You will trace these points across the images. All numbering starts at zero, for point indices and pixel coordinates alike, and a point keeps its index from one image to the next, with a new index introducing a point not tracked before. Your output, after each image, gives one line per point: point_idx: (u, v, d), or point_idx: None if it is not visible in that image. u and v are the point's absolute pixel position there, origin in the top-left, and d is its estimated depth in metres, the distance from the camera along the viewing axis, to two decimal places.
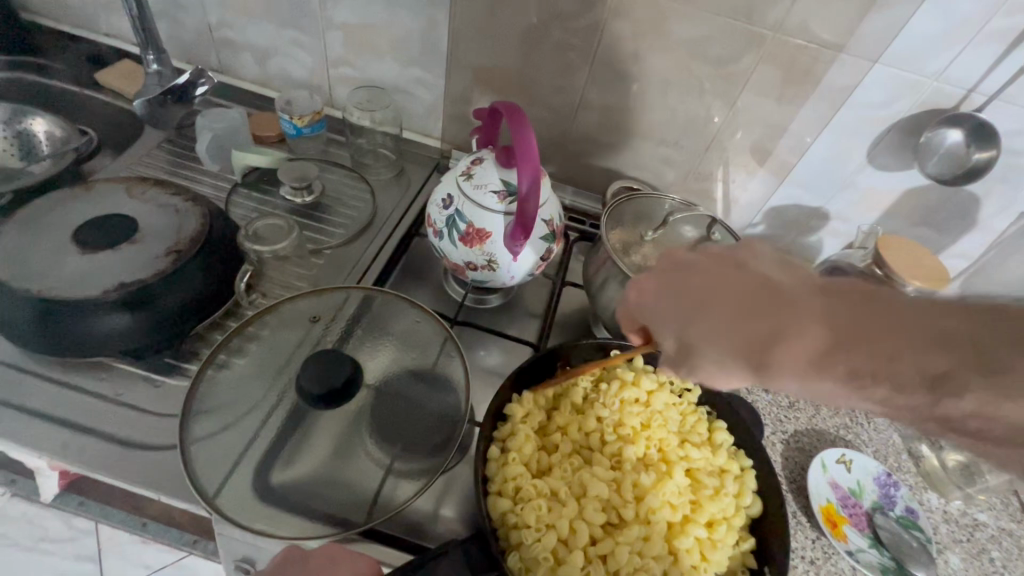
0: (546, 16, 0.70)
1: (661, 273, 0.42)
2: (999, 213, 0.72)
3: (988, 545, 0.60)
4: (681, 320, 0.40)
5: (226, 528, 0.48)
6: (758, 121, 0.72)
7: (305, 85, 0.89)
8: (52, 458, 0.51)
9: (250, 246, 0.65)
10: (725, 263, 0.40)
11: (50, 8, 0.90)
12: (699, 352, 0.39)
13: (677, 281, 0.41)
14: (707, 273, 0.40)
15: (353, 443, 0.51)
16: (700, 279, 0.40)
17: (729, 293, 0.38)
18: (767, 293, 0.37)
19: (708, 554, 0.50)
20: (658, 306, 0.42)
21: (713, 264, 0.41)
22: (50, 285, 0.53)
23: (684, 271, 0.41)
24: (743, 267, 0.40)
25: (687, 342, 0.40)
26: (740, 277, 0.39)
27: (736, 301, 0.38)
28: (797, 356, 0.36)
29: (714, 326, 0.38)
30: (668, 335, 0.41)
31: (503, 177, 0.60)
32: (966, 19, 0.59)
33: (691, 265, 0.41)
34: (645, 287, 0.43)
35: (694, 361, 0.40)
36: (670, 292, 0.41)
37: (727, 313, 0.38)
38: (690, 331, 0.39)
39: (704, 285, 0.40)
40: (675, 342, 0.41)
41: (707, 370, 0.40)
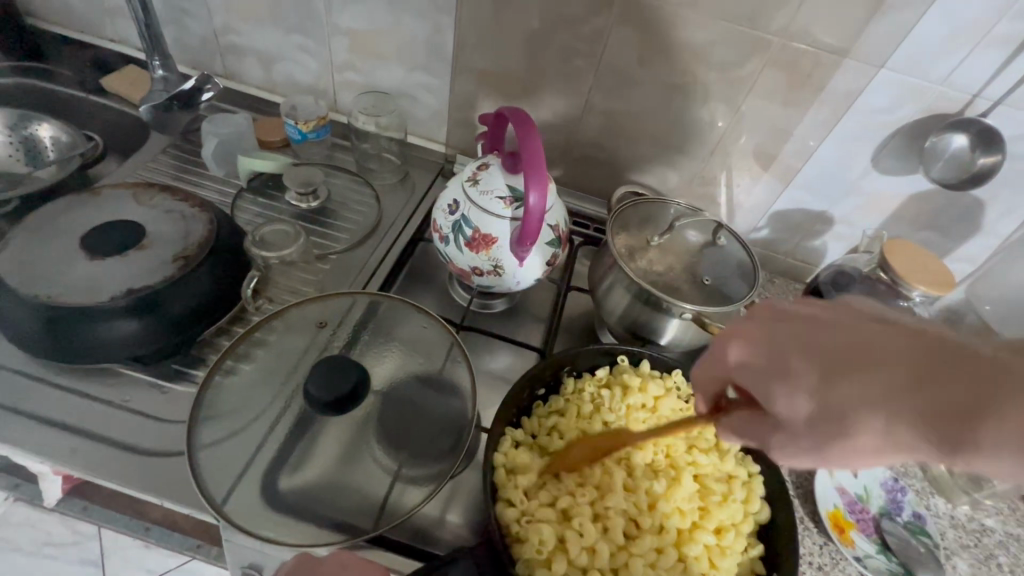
0: (551, 21, 0.70)
1: (782, 328, 0.41)
2: (1004, 217, 0.72)
3: (995, 550, 0.60)
4: (816, 379, 0.37)
5: (234, 535, 0.48)
6: (762, 124, 0.72)
7: (309, 91, 0.89)
8: (59, 465, 0.51)
9: (257, 252, 0.65)
10: (866, 322, 0.38)
11: (54, 14, 0.91)
12: (848, 417, 0.36)
13: (809, 336, 0.39)
14: (847, 329, 0.38)
15: (361, 449, 0.51)
16: (840, 334, 0.38)
17: (884, 354, 0.36)
18: (936, 353, 0.34)
19: (717, 561, 0.50)
20: (784, 360, 0.39)
21: (854, 320, 0.39)
22: (59, 291, 0.53)
23: (817, 326, 0.39)
24: (893, 325, 0.37)
25: (829, 407, 0.37)
26: (895, 335, 0.36)
27: (893, 359, 0.35)
28: (1002, 429, 0.31)
29: (872, 392, 0.35)
30: (804, 397, 0.38)
31: (509, 183, 0.60)
32: (972, 24, 0.59)
33: (820, 320, 0.40)
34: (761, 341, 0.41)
35: (842, 427, 0.36)
36: (801, 345, 0.39)
37: (879, 369, 0.35)
38: (836, 393, 0.36)
39: (842, 343, 0.37)
40: (813, 405, 0.37)
41: (864, 439, 0.36)
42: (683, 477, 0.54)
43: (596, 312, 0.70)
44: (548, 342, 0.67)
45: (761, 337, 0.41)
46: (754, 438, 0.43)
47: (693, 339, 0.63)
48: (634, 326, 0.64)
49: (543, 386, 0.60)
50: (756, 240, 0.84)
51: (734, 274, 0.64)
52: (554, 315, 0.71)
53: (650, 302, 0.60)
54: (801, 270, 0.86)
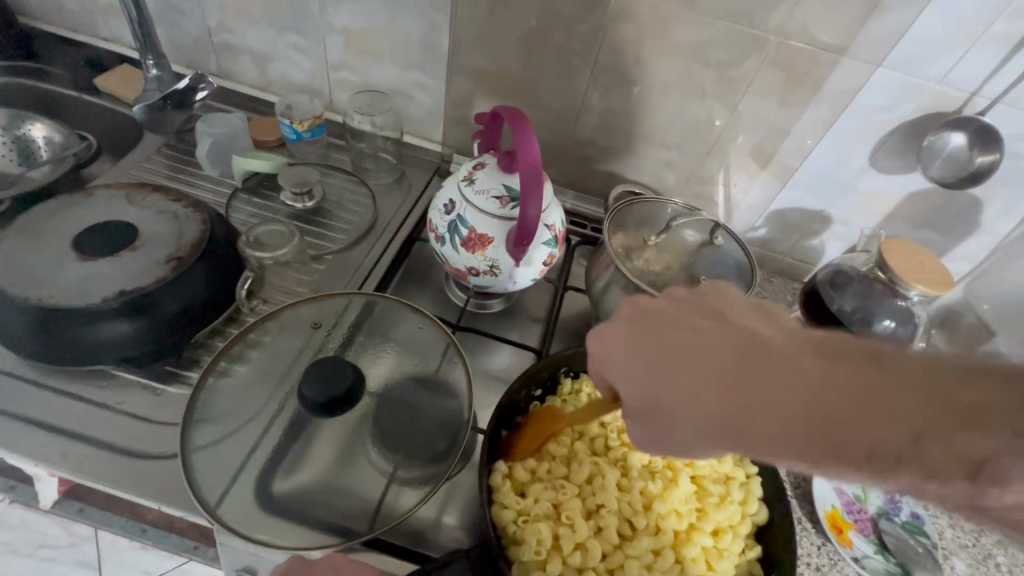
0: (547, 19, 0.69)
1: (634, 335, 0.40)
2: (1003, 216, 0.72)
3: (994, 550, 0.60)
4: (659, 387, 0.38)
5: (228, 538, 0.48)
6: (758, 123, 0.72)
7: (305, 90, 0.88)
8: (51, 468, 0.50)
9: (251, 253, 0.64)
10: (703, 321, 0.39)
11: (47, 12, 0.90)
12: (680, 420, 0.37)
13: (652, 343, 0.39)
14: (685, 333, 0.38)
15: (356, 451, 0.51)
16: (677, 338, 0.38)
17: (713, 356, 0.37)
18: (753, 357, 0.36)
19: (715, 564, 0.50)
20: (635, 368, 0.39)
21: (693, 321, 0.39)
22: (50, 293, 0.53)
23: (659, 327, 0.40)
24: (724, 327, 0.38)
25: (667, 412, 0.38)
26: (722, 338, 0.37)
27: (720, 368, 0.36)
28: (800, 431, 0.33)
29: (704, 398, 0.36)
30: (647, 403, 0.39)
31: (504, 182, 0.59)
32: (969, 23, 0.59)
33: (666, 318, 0.40)
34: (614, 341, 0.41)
35: (673, 431, 0.38)
36: (647, 351, 0.39)
37: (703, 369, 0.36)
38: (667, 396, 0.38)
39: (677, 345, 0.38)
40: (656, 410, 0.38)
41: (687, 439, 0.38)
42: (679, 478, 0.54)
43: (593, 312, 0.70)
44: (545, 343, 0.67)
45: (619, 342, 0.41)
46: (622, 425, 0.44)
47: None
48: None
49: (540, 388, 0.60)
50: (754, 239, 0.84)
51: (731, 274, 0.64)
52: (552, 315, 0.71)
53: None
54: (798, 269, 0.85)
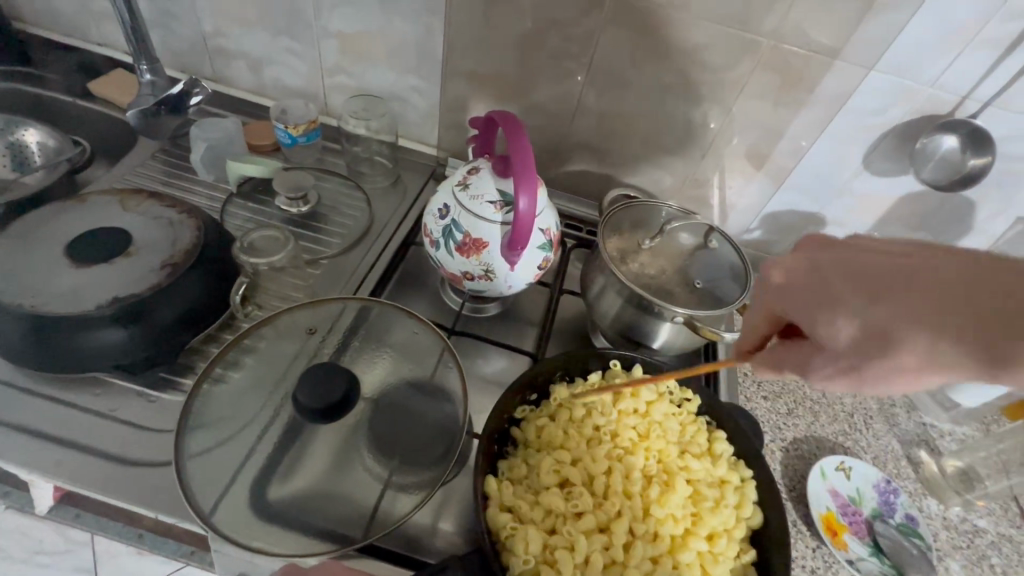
0: (543, 23, 0.70)
1: (824, 258, 0.42)
2: (995, 217, 0.73)
3: (987, 551, 0.60)
4: (865, 302, 0.39)
5: (222, 546, 0.47)
6: (753, 125, 0.72)
7: (300, 93, 0.88)
8: (44, 477, 0.50)
9: (245, 258, 0.64)
10: (909, 252, 0.40)
11: (41, 17, 0.90)
12: (895, 333, 0.37)
13: (851, 266, 0.41)
14: (893, 257, 0.40)
15: (351, 456, 0.51)
16: (882, 260, 0.40)
17: (931, 274, 0.38)
18: (982, 275, 0.36)
19: (710, 568, 0.50)
20: (834, 287, 0.40)
21: (898, 250, 0.41)
22: (43, 300, 0.52)
23: (860, 257, 0.41)
24: (938, 253, 0.39)
25: (877, 325, 0.38)
26: (942, 260, 0.38)
27: (944, 284, 0.37)
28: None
29: (928, 306, 0.37)
30: (853, 318, 0.39)
31: (499, 187, 0.59)
32: (962, 27, 0.59)
33: (867, 253, 0.41)
34: (798, 271, 0.43)
35: (889, 346, 0.37)
36: (848, 271, 0.41)
37: (922, 285, 0.37)
38: (882, 310, 0.38)
39: (882, 267, 0.40)
40: (863, 325, 0.38)
41: (907, 357, 0.37)
42: (674, 481, 0.54)
43: (588, 315, 0.70)
44: (540, 347, 0.67)
45: (808, 268, 0.43)
46: (785, 368, 0.43)
47: (684, 343, 0.63)
48: (627, 330, 0.63)
49: (534, 393, 0.60)
50: (748, 241, 0.85)
51: (726, 276, 0.64)
52: (547, 318, 0.70)
53: (642, 306, 0.61)
54: None
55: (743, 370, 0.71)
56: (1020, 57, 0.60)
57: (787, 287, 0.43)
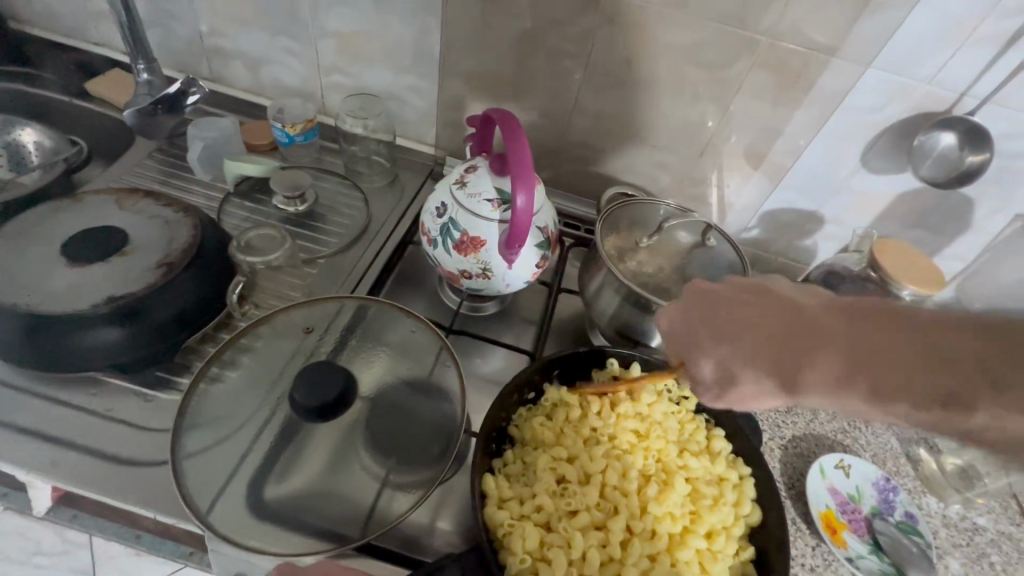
0: (539, 22, 0.69)
1: (689, 304, 0.48)
2: (993, 214, 0.72)
3: (987, 548, 0.60)
4: (713, 345, 0.45)
5: (218, 545, 0.47)
6: (751, 124, 0.72)
7: (298, 93, 0.88)
8: (40, 476, 0.50)
9: (242, 257, 0.64)
10: (749, 295, 0.46)
11: (38, 17, 0.90)
12: (734, 372, 0.44)
13: (706, 312, 0.46)
14: (733, 303, 0.45)
15: (348, 455, 0.51)
16: (726, 304, 0.46)
17: (757, 319, 0.44)
18: (788, 322, 0.43)
19: (708, 566, 0.50)
20: (695, 332, 0.46)
21: (737, 292, 0.46)
22: (38, 299, 0.52)
23: (713, 301, 0.47)
24: (765, 296, 0.45)
25: (723, 366, 0.44)
26: (762, 306, 0.44)
27: (761, 326, 0.43)
28: (818, 373, 0.40)
29: (748, 347, 0.43)
30: (708, 361, 0.45)
31: (496, 185, 0.59)
32: (958, 24, 0.59)
33: (720, 296, 0.46)
34: (674, 316, 0.48)
35: (733, 383, 0.44)
36: (702, 318, 0.46)
37: (747, 330, 0.44)
38: (723, 352, 0.44)
39: (725, 312, 0.45)
40: (713, 366, 0.44)
41: (747, 388, 0.44)
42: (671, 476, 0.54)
43: (586, 314, 0.70)
44: (538, 345, 0.67)
45: (682, 313, 0.48)
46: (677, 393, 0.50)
47: None
48: (625, 328, 0.63)
49: (533, 391, 0.59)
50: (747, 239, 0.84)
51: (724, 274, 0.64)
52: (545, 317, 0.70)
53: (640, 304, 0.60)
54: (793, 270, 0.86)
55: None
56: (1017, 54, 0.60)
57: (668, 330, 0.49)
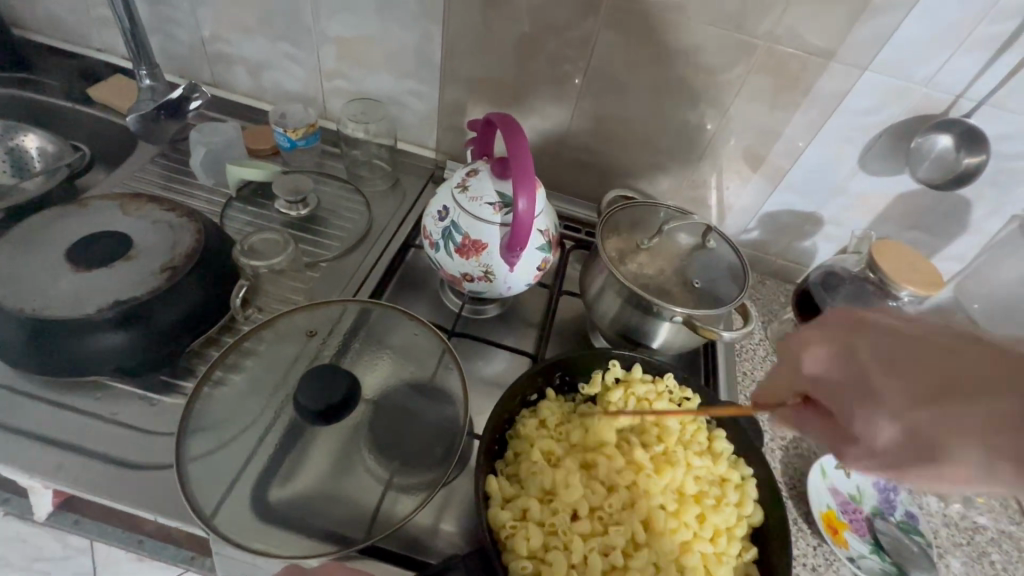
0: (539, 27, 0.70)
1: (860, 340, 0.39)
2: (990, 216, 0.73)
3: (988, 548, 0.60)
4: (905, 404, 0.35)
5: (223, 547, 0.47)
6: (750, 127, 0.73)
7: (299, 98, 0.89)
8: (44, 479, 0.50)
9: (246, 261, 0.63)
10: (968, 346, 0.35)
11: (40, 23, 0.90)
12: (939, 444, 0.34)
13: (893, 359, 0.37)
14: (936, 350, 0.36)
15: (352, 457, 0.51)
16: (926, 356, 0.36)
17: (986, 381, 0.33)
18: None
19: (713, 568, 0.50)
20: (874, 383, 0.37)
21: (940, 337, 0.36)
22: (44, 304, 0.52)
23: (899, 345, 0.37)
24: (989, 347, 0.35)
25: (918, 433, 0.34)
26: (984, 358, 0.34)
27: (992, 394, 0.33)
28: None
29: (971, 418, 0.33)
30: (891, 423, 0.36)
31: (498, 189, 0.59)
32: (955, 27, 0.60)
33: (917, 341, 0.37)
34: (838, 357, 0.39)
35: (932, 457, 0.34)
36: (887, 365, 0.37)
37: (969, 395, 0.33)
38: (923, 417, 0.34)
39: (927, 365, 0.35)
40: (898, 431, 0.35)
41: (953, 468, 0.34)
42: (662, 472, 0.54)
43: (587, 316, 0.70)
44: (539, 347, 0.67)
45: (850, 355, 0.39)
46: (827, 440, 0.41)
47: (682, 342, 0.63)
48: (626, 330, 0.64)
49: (534, 393, 0.60)
50: (747, 241, 0.85)
51: (724, 276, 0.64)
52: (546, 320, 0.70)
53: (641, 306, 0.61)
54: (791, 271, 0.86)
55: (743, 369, 0.72)
56: (1012, 57, 0.61)
57: (815, 370, 0.40)
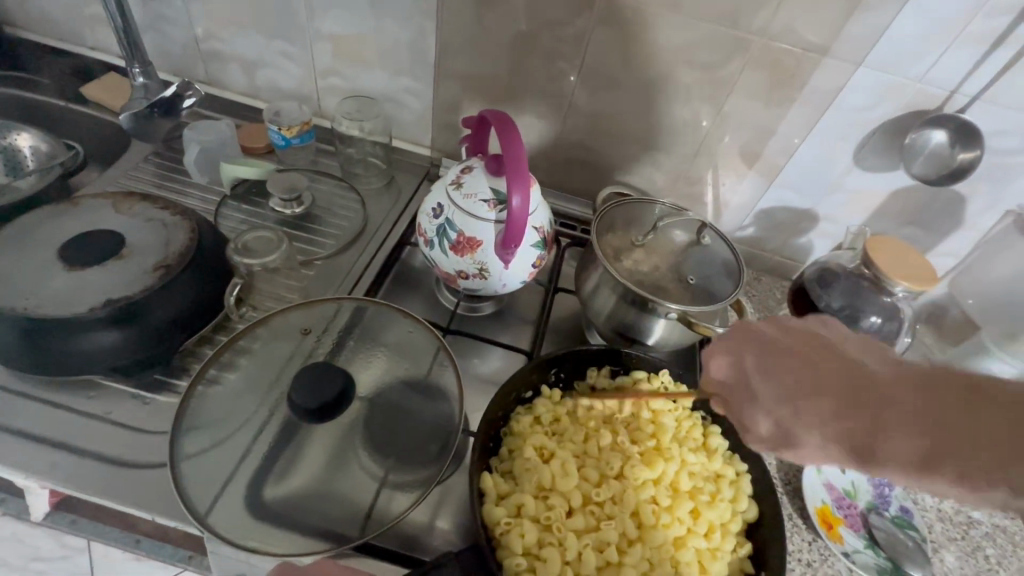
0: (533, 24, 0.70)
1: (746, 348, 0.46)
2: (985, 212, 0.73)
3: (982, 542, 0.60)
4: (773, 401, 0.43)
5: (218, 546, 0.47)
6: (744, 124, 0.73)
7: (294, 96, 0.88)
8: (39, 479, 0.50)
9: (239, 260, 0.64)
10: (817, 352, 0.44)
11: (33, 21, 0.89)
12: (797, 433, 0.41)
13: (763, 362, 0.45)
14: (798, 358, 0.44)
15: (347, 455, 0.51)
16: (785, 358, 0.44)
17: (823, 380, 0.42)
18: (857, 388, 0.41)
19: (708, 565, 0.50)
20: (749, 384, 0.45)
21: (805, 348, 0.45)
22: (37, 303, 0.52)
23: (769, 349, 0.45)
24: (835, 355, 0.44)
25: (781, 424, 0.42)
26: (831, 365, 0.43)
27: (825, 389, 0.42)
28: (895, 449, 0.38)
29: (809, 410, 0.41)
30: (762, 416, 0.43)
31: (492, 186, 0.59)
32: (949, 22, 0.60)
33: (778, 345, 0.45)
34: (725, 361, 0.47)
35: (793, 444, 0.42)
36: (759, 368, 0.45)
37: (811, 391, 0.42)
38: (782, 413, 0.42)
39: (786, 366, 0.44)
40: (771, 423, 0.43)
41: (805, 452, 0.41)
42: (655, 466, 0.54)
43: (583, 314, 0.70)
44: (535, 344, 0.67)
45: (732, 359, 0.47)
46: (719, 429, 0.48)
47: (678, 339, 0.63)
48: (621, 327, 0.64)
49: (529, 390, 0.60)
50: (743, 238, 0.85)
51: (719, 273, 0.64)
52: (542, 317, 0.70)
53: (636, 303, 0.61)
54: (787, 267, 0.86)
55: None
56: (1006, 52, 0.61)
57: (717, 374, 0.47)
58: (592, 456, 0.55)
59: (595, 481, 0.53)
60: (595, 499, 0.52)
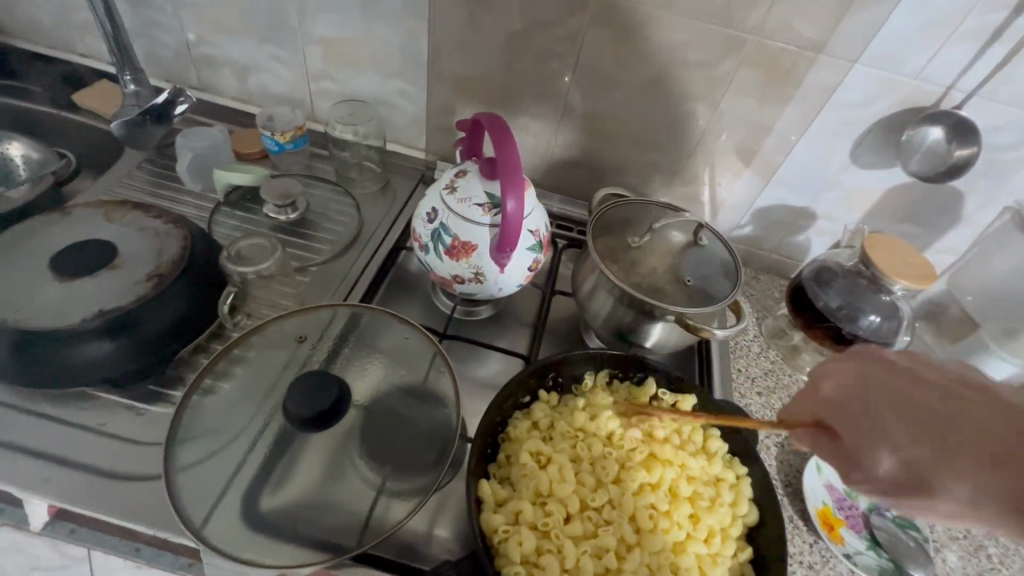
0: (526, 23, 0.69)
1: (875, 376, 0.41)
2: (983, 206, 0.73)
3: (984, 541, 0.60)
4: (910, 441, 0.37)
5: (215, 558, 0.47)
6: (741, 122, 0.72)
7: (287, 101, 0.88)
8: (32, 494, 0.50)
9: (233, 268, 0.62)
10: (967, 394, 0.38)
11: (24, 29, 0.89)
12: (934, 477, 0.35)
13: (899, 394, 0.39)
14: (943, 397, 0.38)
15: (343, 462, 0.50)
16: (925, 393, 0.39)
17: (984, 428, 0.36)
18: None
19: (708, 570, 0.50)
20: (879, 414, 0.39)
21: (953, 389, 0.39)
22: (28, 314, 0.52)
23: (906, 381, 0.40)
24: (989, 401, 0.38)
25: (916, 466, 0.36)
26: (990, 413, 0.37)
27: (984, 437, 0.36)
28: None
29: (964, 454, 0.35)
30: (896, 453, 0.37)
31: (486, 189, 0.59)
32: (944, 18, 0.60)
33: (917, 379, 0.40)
34: (844, 383, 0.42)
35: (926, 488, 0.36)
36: (892, 400, 0.39)
37: (970, 435, 0.36)
38: (922, 453, 0.36)
39: (931, 401, 0.38)
40: (901, 464, 0.37)
41: (943, 502, 0.35)
42: (651, 468, 0.53)
43: (581, 316, 0.70)
44: (532, 348, 0.67)
45: (851, 381, 0.42)
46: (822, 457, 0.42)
47: (677, 341, 0.63)
48: (619, 330, 0.64)
49: (527, 395, 0.60)
50: (739, 237, 0.85)
51: (716, 274, 0.63)
52: (540, 321, 0.70)
53: (633, 305, 0.60)
54: (785, 266, 0.86)
55: (737, 367, 0.71)
56: (1001, 48, 0.60)
57: (829, 392, 0.42)
58: (589, 461, 0.55)
59: (591, 485, 0.53)
60: (592, 505, 0.52)
